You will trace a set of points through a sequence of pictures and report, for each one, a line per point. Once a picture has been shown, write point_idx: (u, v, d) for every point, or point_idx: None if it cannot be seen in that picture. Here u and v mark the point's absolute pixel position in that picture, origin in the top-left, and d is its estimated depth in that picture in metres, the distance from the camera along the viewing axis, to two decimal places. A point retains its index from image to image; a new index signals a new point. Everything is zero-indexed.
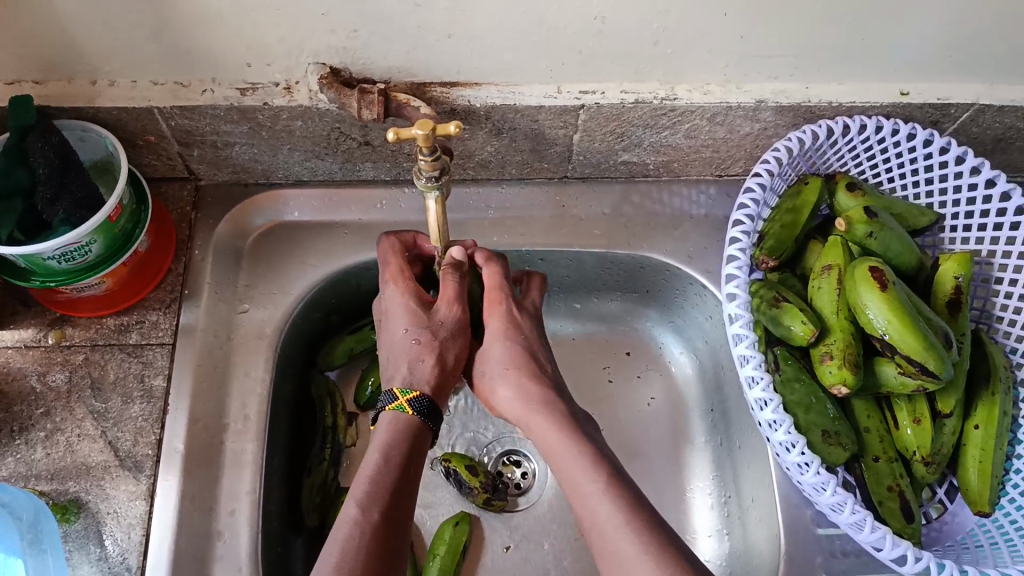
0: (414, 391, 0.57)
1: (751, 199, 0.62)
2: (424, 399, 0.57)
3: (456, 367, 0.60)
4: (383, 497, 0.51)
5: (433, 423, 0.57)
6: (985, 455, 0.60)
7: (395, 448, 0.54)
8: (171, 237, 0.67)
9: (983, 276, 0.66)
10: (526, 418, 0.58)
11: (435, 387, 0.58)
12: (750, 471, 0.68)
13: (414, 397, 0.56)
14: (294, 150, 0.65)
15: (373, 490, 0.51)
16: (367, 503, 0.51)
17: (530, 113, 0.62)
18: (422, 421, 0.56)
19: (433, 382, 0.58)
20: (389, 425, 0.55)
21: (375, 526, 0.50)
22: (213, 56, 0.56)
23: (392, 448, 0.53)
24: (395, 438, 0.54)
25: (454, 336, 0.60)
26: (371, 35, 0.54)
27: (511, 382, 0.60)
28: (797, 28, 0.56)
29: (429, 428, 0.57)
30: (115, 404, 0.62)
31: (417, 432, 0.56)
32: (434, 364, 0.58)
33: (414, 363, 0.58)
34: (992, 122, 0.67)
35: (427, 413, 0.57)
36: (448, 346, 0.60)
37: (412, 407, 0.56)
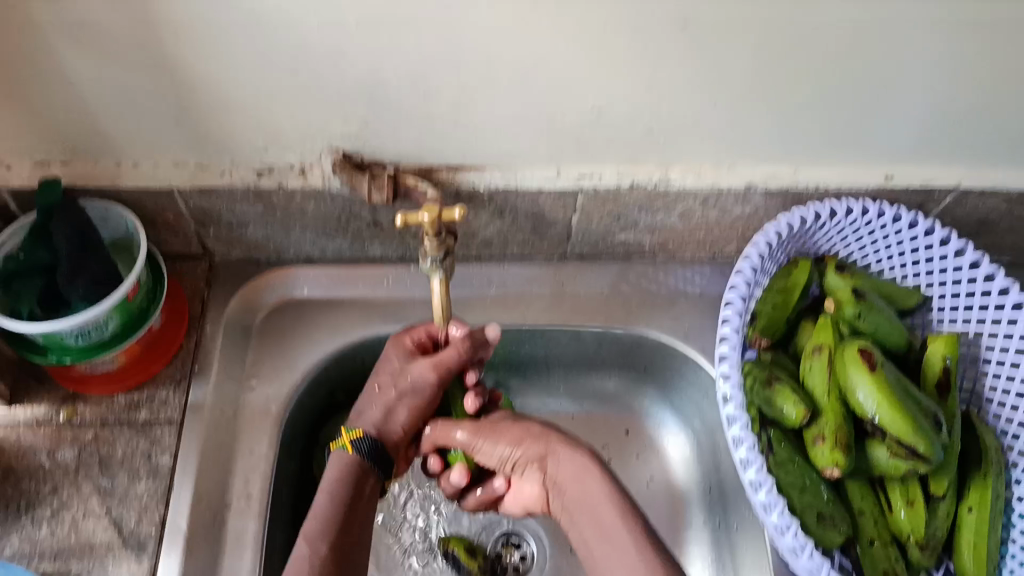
0: (357, 432, 0.61)
1: (742, 281, 0.64)
2: (365, 441, 0.61)
3: (408, 425, 0.63)
4: (328, 532, 0.57)
5: (377, 465, 0.61)
6: (979, 538, 0.60)
7: (343, 487, 0.59)
8: (184, 315, 0.69)
9: (973, 355, 0.69)
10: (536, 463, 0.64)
11: (380, 433, 0.62)
12: (749, 554, 0.67)
13: (357, 436, 0.61)
14: (305, 230, 0.68)
15: (319, 526, 0.57)
16: (314, 538, 0.57)
17: (531, 196, 0.65)
18: (363, 461, 0.60)
19: (382, 427, 0.62)
20: (335, 463, 0.60)
21: (320, 558, 0.56)
22: (232, 140, 0.60)
23: (338, 486, 0.59)
24: (346, 479, 0.59)
25: (421, 396, 0.63)
26: (383, 122, 0.58)
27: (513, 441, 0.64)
28: (781, 117, 0.60)
29: (372, 472, 0.61)
30: (122, 481, 0.62)
31: (360, 473, 0.60)
32: (383, 414, 0.62)
33: (370, 409, 0.62)
34: (974, 204, 0.70)
35: (370, 455, 0.61)
36: (406, 403, 0.63)
37: (354, 445, 0.61)
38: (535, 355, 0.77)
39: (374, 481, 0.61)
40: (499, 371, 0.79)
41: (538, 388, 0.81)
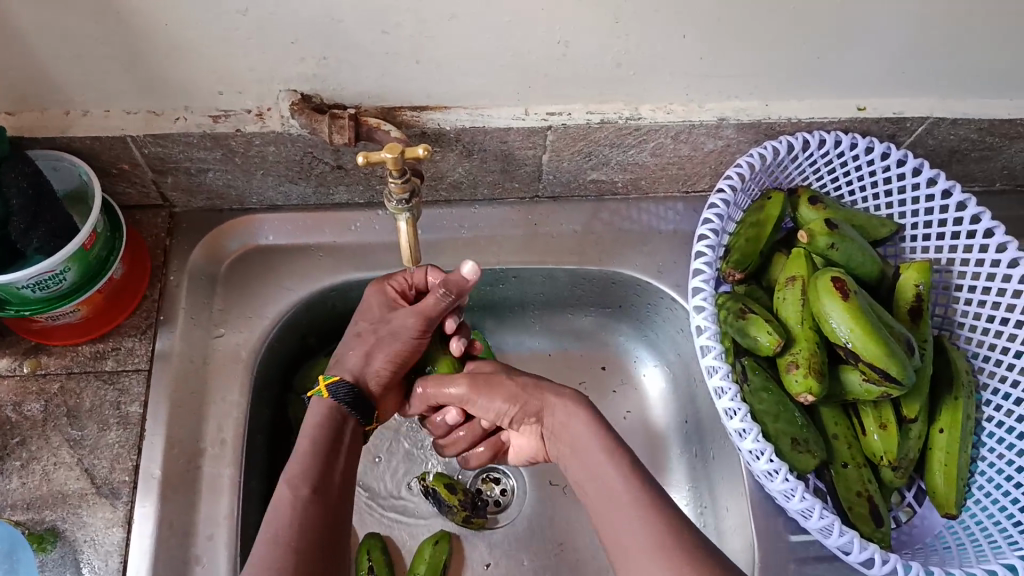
0: (333, 378, 0.59)
1: (715, 214, 0.64)
2: (342, 385, 0.59)
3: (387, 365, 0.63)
4: (310, 474, 0.53)
5: (355, 410, 0.59)
6: (950, 458, 0.61)
7: (327, 427, 0.57)
8: (146, 263, 0.68)
9: (944, 283, 0.68)
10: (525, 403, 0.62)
11: (356, 376, 0.61)
12: (725, 480, 0.68)
13: (333, 382, 0.59)
14: (267, 176, 0.66)
15: (303, 468, 0.54)
16: (297, 481, 0.53)
17: (499, 135, 0.64)
18: (341, 406, 0.58)
19: (360, 372, 0.61)
20: (320, 408, 0.58)
21: (304, 499, 0.52)
22: (184, 85, 0.57)
23: (323, 426, 0.56)
24: (331, 421, 0.57)
25: (398, 343, 0.63)
26: (341, 62, 0.56)
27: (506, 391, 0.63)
28: (753, 48, 0.58)
29: (352, 417, 0.59)
30: (91, 432, 0.62)
31: (340, 419, 0.58)
32: (362, 358, 0.62)
33: (353, 354, 0.62)
34: (947, 134, 0.69)
35: (348, 400, 0.59)
36: (383, 345, 0.62)
37: (330, 389, 0.59)
38: (508, 295, 0.77)
39: (355, 421, 0.59)
40: (472, 312, 0.79)
41: (513, 328, 0.80)
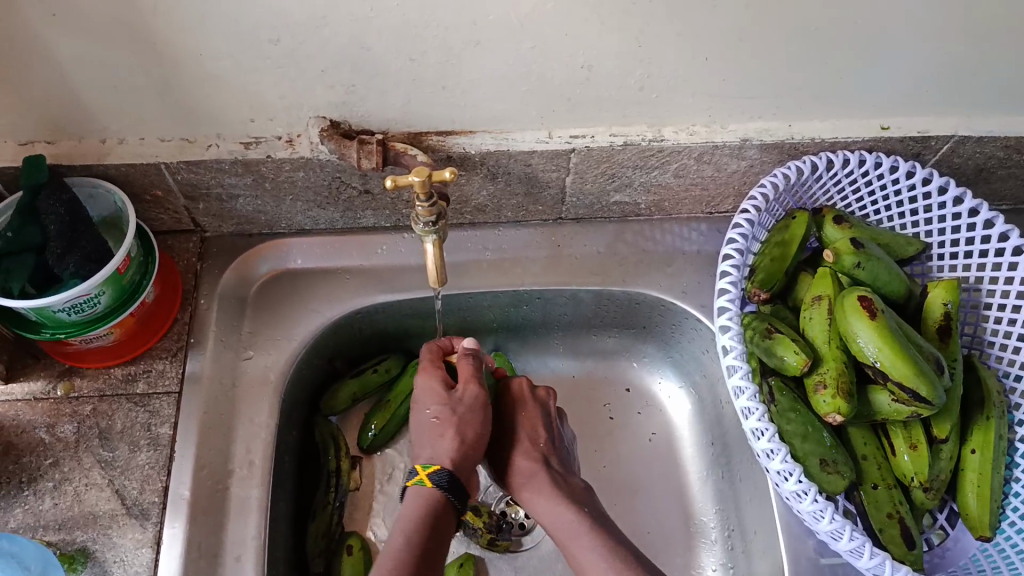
0: (435, 466, 0.59)
1: (740, 234, 0.64)
2: (445, 472, 0.58)
3: (477, 442, 0.61)
4: (406, 570, 0.52)
5: (458, 495, 0.59)
6: (983, 479, 0.60)
7: (423, 517, 0.56)
8: (177, 287, 0.69)
9: (973, 302, 0.67)
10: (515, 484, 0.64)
11: (456, 462, 0.60)
12: (753, 503, 0.68)
13: (435, 470, 0.59)
14: (296, 200, 0.68)
15: (396, 566, 0.52)
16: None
17: (523, 158, 0.64)
18: (445, 494, 0.58)
19: (458, 459, 0.60)
20: (414, 499, 0.58)
21: None
22: (217, 113, 0.59)
23: (420, 516, 0.56)
24: (433, 512, 0.57)
25: (476, 410, 0.62)
26: (369, 88, 0.57)
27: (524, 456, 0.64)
28: (775, 69, 0.58)
29: (453, 502, 0.59)
30: (122, 453, 0.63)
31: (436, 511, 0.57)
32: (454, 440, 0.60)
33: (441, 439, 0.60)
34: (972, 152, 0.69)
35: (448, 487, 0.58)
36: (466, 423, 0.61)
37: (433, 479, 0.58)
38: (532, 316, 0.77)
39: (456, 504, 0.59)
40: (497, 334, 0.79)
41: (537, 350, 0.81)
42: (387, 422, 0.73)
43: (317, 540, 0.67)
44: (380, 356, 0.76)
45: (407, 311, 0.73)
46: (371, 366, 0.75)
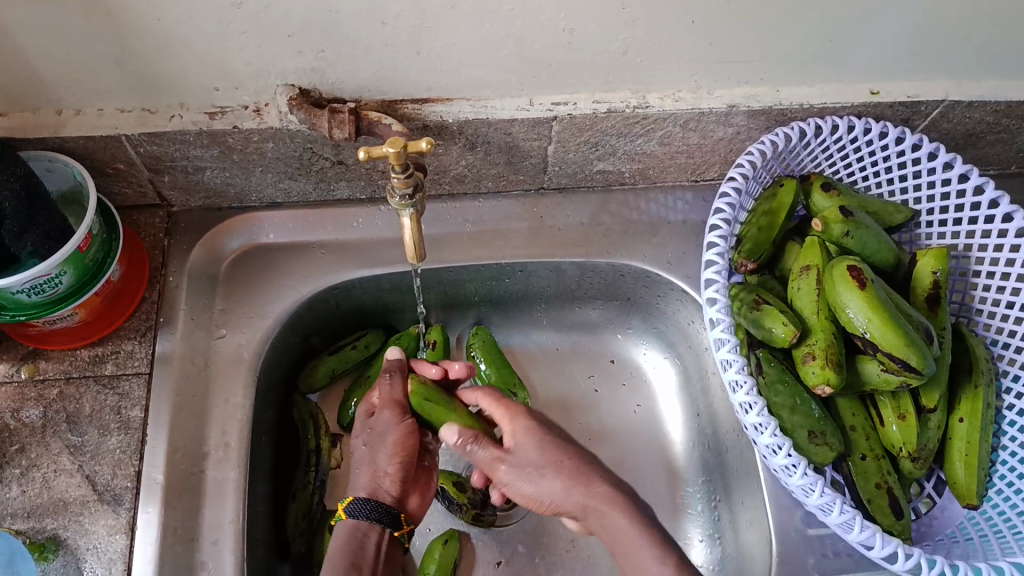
0: (348, 497, 0.58)
1: (727, 203, 0.62)
2: (360, 502, 0.58)
3: (396, 464, 0.59)
4: None
5: (378, 520, 0.57)
6: (970, 448, 0.60)
7: (345, 552, 0.55)
8: (144, 264, 0.66)
9: (961, 269, 0.67)
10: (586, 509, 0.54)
11: (373, 488, 0.59)
12: (739, 474, 0.67)
13: (350, 501, 0.58)
14: (266, 172, 0.65)
15: None
16: None
17: (503, 127, 0.62)
18: (361, 522, 0.57)
19: (372, 484, 0.59)
20: (336, 533, 0.57)
21: None
22: (180, 81, 0.56)
23: (340, 553, 0.55)
24: (350, 545, 0.56)
25: (389, 436, 0.60)
26: (340, 54, 0.54)
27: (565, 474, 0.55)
28: (765, 31, 0.56)
29: (377, 527, 0.57)
30: (92, 438, 0.61)
31: (361, 535, 0.57)
32: (367, 473, 0.59)
33: (359, 472, 0.60)
34: (962, 117, 0.67)
35: (369, 514, 0.57)
36: (379, 449, 0.60)
37: (348, 509, 0.57)
38: (514, 289, 0.75)
39: (381, 529, 0.57)
40: (478, 309, 0.77)
41: (520, 324, 0.79)
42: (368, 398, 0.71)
43: (297, 522, 0.66)
44: (359, 332, 0.74)
45: (386, 286, 0.71)
46: (350, 343, 0.73)
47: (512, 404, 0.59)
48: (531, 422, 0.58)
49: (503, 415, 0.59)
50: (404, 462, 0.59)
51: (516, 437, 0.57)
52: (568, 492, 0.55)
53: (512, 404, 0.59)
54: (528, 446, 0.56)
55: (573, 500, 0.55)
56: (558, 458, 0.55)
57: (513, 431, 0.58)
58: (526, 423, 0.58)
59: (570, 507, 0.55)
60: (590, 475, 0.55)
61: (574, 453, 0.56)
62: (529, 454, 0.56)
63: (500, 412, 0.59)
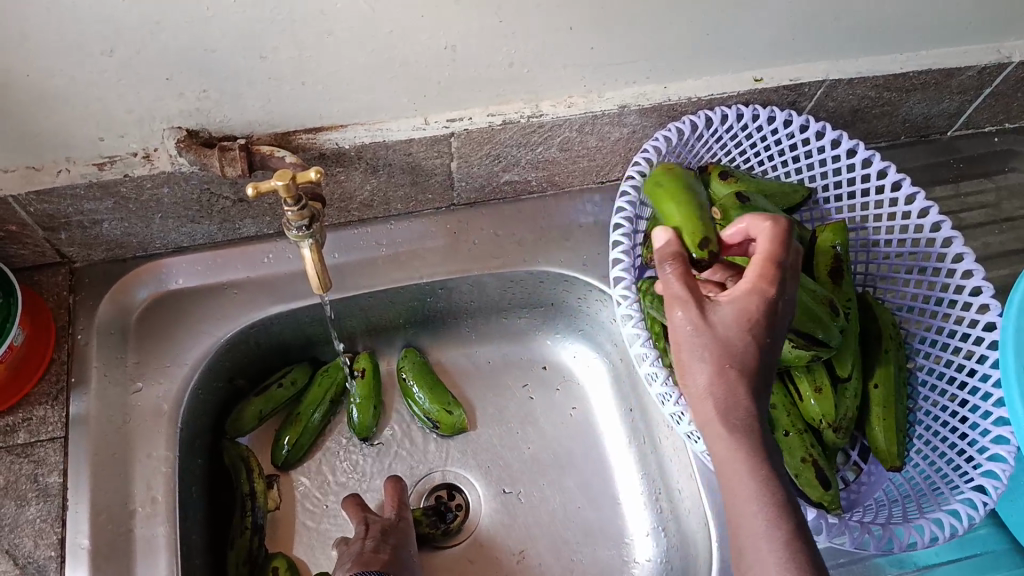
0: None
1: (628, 202, 0.63)
2: None
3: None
4: None
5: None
6: (887, 412, 0.62)
7: None
8: (50, 324, 0.64)
9: (861, 241, 0.69)
10: (727, 421, 0.46)
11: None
12: (673, 463, 0.68)
13: None
14: (167, 218, 0.64)
15: None
16: None
17: (402, 148, 0.62)
18: None
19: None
20: None
21: None
22: (61, 136, 0.54)
23: None
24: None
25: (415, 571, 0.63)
26: (223, 92, 0.53)
27: (728, 382, 0.46)
28: (643, 31, 0.57)
29: None
30: (9, 511, 0.58)
31: None
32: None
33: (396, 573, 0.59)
34: (845, 95, 0.70)
35: None
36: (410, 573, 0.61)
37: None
38: (437, 308, 0.75)
39: None
40: (405, 331, 0.77)
41: (449, 341, 0.79)
42: (301, 435, 0.71)
43: (239, 567, 0.64)
44: (284, 369, 0.73)
45: (305, 319, 0.70)
46: (276, 381, 0.72)
47: (778, 282, 0.47)
48: (769, 304, 0.47)
49: (761, 282, 0.47)
50: None
51: (733, 299, 0.47)
52: (715, 405, 0.47)
53: (774, 275, 0.47)
54: (723, 327, 0.46)
55: (729, 408, 0.46)
56: (752, 367, 0.46)
57: (752, 289, 0.47)
58: (756, 284, 0.47)
59: (700, 412, 0.48)
60: (745, 403, 0.46)
61: (762, 375, 0.47)
62: (746, 359, 0.46)
63: (752, 270, 0.47)
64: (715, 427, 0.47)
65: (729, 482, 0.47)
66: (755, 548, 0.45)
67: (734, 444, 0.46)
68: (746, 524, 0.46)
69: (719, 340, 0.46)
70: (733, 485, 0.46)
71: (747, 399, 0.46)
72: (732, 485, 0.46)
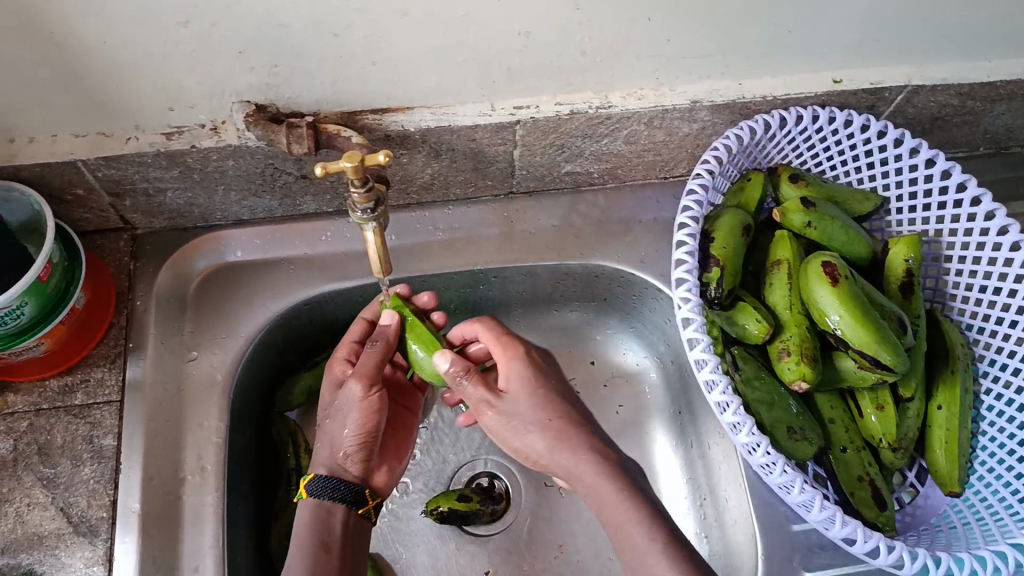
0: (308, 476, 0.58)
1: (695, 200, 0.61)
2: (314, 481, 0.57)
3: (358, 441, 0.59)
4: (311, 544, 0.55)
5: (341, 499, 0.57)
6: (950, 435, 0.60)
7: (304, 534, 0.56)
8: (110, 289, 0.65)
9: (933, 254, 0.67)
10: (575, 470, 0.58)
11: (334, 467, 0.59)
12: (722, 469, 0.67)
13: (309, 480, 0.58)
14: (229, 190, 0.64)
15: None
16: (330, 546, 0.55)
17: (466, 133, 0.61)
18: (322, 502, 0.57)
19: (334, 462, 0.59)
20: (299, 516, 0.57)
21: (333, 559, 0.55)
22: (132, 104, 0.55)
23: (301, 535, 0.56)
24: (317, 526, 0.56)
25: (352, 413, 0.59)
26: (293, 69, 0.53)
27: (549, 430, 0.60)
28: (721, 26, 0.55)
29: (340, 505, 0.57)
30: (65, 469, 0.60)
31: (325, 514, 0.57)
32: (330, 447, 0.59)
33: (322, 447, 0.60)
34: (927, 101, 0.67)
35: (328, 492, 0.57)
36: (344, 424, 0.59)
37: (309, 489, 0.57)
38: (489, 295, 0.74)
39: (342, 510, 0.57)
40: (455, 316, 0.77)
41: None
42: None
43: (281, 542, 0.65)
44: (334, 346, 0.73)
45: (358, 298, 0.70)
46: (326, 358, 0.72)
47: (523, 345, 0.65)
48: (534, 364, 0.64)
49: (508, 350, 0.64)
50: (365, 435, 0.60)
51: (506, 377, 0.63)
52: (553, 451, 0.59)
53: (513, 344, 0.65)
54: (519, 396, 0.62)
55: (562, 436, 0.59)
56: (567, 417, 0.61)
57: (511, 361, 0.64)
58: (522, 372, 0.63)
59: (555, 467, 0.60)
60: (577, 440, 0.59)
61: (572, 414, 0.61)
62: (553, 409, 0.61)
63: (498, 346, 0.65)
64: (597, 490, 0.57)
65: (620, 539, 0.54)
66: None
67: (613, 495, 0.56)
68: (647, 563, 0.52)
69: (533, 405, 0.61)
70: (623, 530, 0.54)
71: (577, 435, 0.59)
72: (621, 529, 0.55)
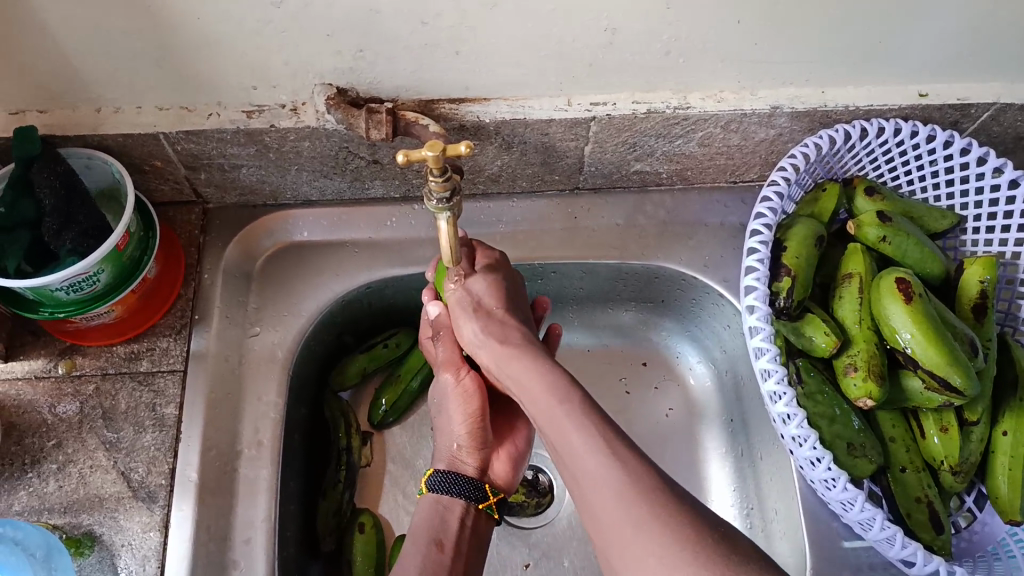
0: (429, 471, 0.58)
1: (768, 207, 0.60)
2: (436, 475, 0.57)
3: (466, 428, 0.59)
4: (425, 540, 0.53)
5: (459, 493, 0.57)
6: (1014, 462, 0.58)
7: (420, 529, 0.54)
8: (180, 260, 0.67)
9: (1007, 277, 0.65)
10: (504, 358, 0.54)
11: (451, 461, 0.59)
12: (773, 480, 0.66)
13: (430, 475, 0.58)
14: (302, 170, 0.64)
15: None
16: (447, 545, 0.54)
17: (540, 127, 0.61)
18: (443, 495, 0.57)
19: (451, 457, 0.59)
20: (422, 509, 0.56)
21: (446, 559, 0.53)
22: (217, 80, 0.55)
23: (416, 530, 0.55)
24: (433, 521, 0.55)
25: (451, 401, 0.60)
26: (378, 54, 0.53)
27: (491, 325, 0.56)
28: (812, 32, 0.54)
29: (459, 500, 0.57)
30: (128, 434, 0.61)
31: (444, 509, 0.56)
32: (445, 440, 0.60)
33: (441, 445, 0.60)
34: (1013, 121, 0.65)
35: (447, 487, 0.57)
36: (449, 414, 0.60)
37: (428, 483, 0.57)
38: (547, 290, 0.74)
39: (461, 503, 0.57)
40: None
41: (552, 324, 0.78)
42: (397, 398, 0.71)
43: (327, 519, 0.66)
44: (390, 330, 0.74)
45: (418, 285, 0.71)
46: (381, 341, 0.72)
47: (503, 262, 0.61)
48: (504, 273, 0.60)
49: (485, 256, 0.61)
50: (472, 425, 0.59)
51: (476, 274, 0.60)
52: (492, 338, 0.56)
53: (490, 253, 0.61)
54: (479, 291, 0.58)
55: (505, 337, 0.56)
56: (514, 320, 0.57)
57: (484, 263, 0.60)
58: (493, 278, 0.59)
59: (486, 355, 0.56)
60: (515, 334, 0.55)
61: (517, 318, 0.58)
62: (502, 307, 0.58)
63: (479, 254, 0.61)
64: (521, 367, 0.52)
65: (548, 424, 0.49)
66: (577, 452, 0.45)
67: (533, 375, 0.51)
68: (568, 438, 0.46)
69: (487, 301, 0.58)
70: (543, 410, 0.49)
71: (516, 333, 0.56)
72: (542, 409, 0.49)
